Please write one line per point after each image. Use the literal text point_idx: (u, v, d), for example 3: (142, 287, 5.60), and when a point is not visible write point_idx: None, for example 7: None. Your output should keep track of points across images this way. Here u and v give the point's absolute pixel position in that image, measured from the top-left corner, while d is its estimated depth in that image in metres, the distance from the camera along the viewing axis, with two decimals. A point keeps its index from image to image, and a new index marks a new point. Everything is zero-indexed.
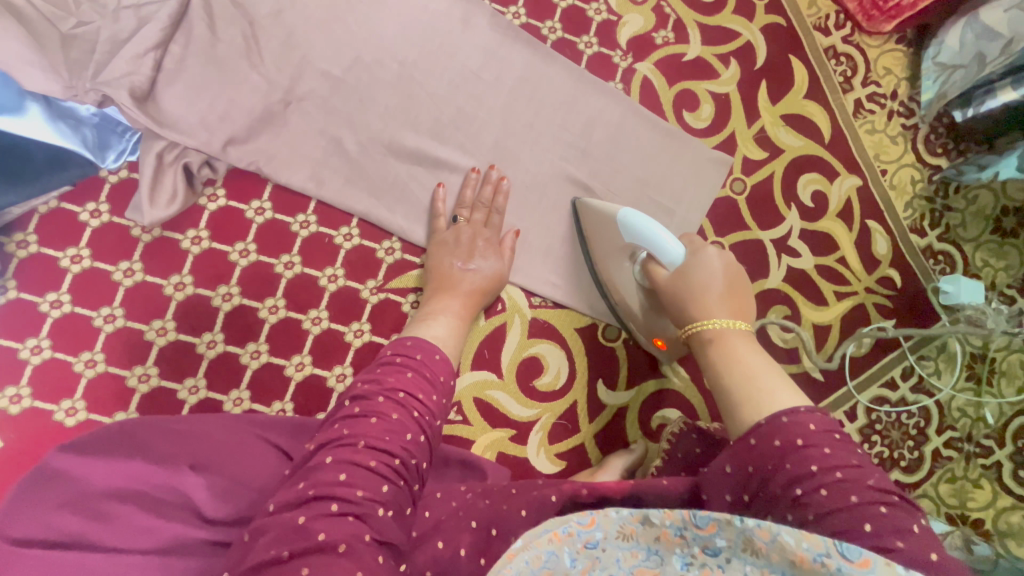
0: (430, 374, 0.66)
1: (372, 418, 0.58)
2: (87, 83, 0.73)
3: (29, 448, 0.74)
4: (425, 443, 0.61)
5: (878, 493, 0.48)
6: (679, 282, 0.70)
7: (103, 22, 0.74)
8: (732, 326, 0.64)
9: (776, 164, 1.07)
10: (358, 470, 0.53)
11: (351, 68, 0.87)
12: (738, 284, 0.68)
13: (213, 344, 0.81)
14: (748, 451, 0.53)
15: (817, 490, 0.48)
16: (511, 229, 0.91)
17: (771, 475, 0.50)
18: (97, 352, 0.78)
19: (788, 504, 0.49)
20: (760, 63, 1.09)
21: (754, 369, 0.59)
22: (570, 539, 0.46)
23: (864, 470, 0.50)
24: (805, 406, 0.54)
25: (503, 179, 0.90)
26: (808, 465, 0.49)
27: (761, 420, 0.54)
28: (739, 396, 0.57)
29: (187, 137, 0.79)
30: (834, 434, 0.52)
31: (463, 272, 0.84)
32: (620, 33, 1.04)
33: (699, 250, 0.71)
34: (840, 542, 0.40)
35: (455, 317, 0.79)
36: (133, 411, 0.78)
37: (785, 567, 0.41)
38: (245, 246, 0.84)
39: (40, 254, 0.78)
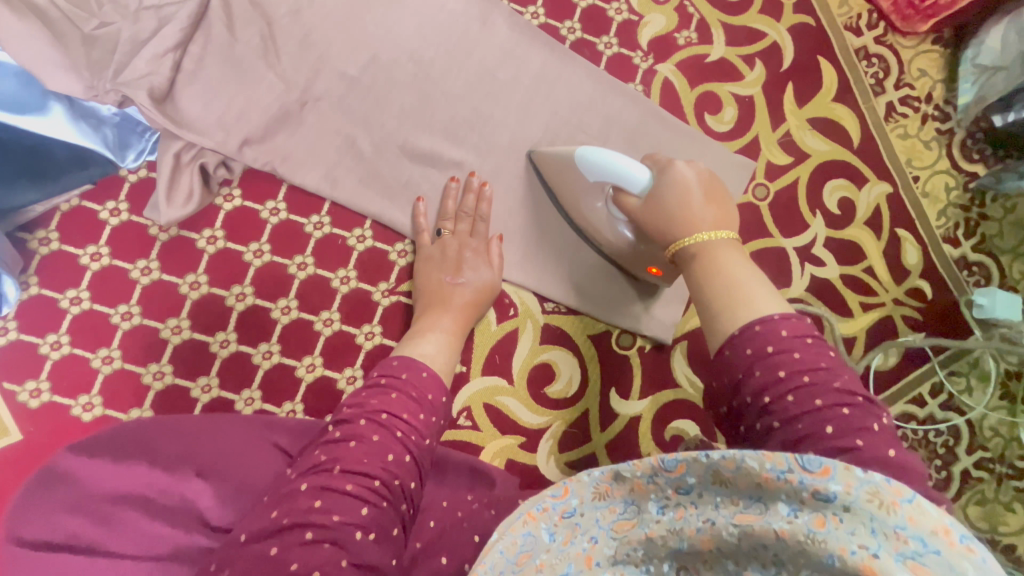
0: (417, 393, 0.67)
1: (351, 443, 0.59)
2: (108, 84, 0.74)
3: (49, 440, 0.76)
4: (411, 463, 0.61)
5: (842, 394, 0.51)
6: (656, 207, 0.69)
7: (125, 22, 0.75)
8: (718, 237, 0.63)
9: (801, 169, 1.04)
10: (334, 496, 0.55)
11: (367, 68, 0.87)
12: (714, 191, 0.69)
13: (226, 344, 0.82)
14: (723, 362, 0.56)
15: (783, 397, 0.51)
16: (495, 235, 0.88)
17: (742, 383, 0.54)
18: (114, 348, 0.79)
19: (758, 411, 0.53)
20: (787, 65, 1.05)
21: (733, 278, 0.59)
22: (546, 514, 0.48)
23: (831, 372, 0.52)
24: (781, 312, 0.55)
25: (485, 186, 0.88)
26: (776, 372, 0.52)
27: (736, 329, 0.55)
28: (716, 306, 0.58)
29: (204, 137, 0.79)
30: (806, 339, 0.54)
31: (453, 286, 0.83)
32: (642, 33, 1.01)
33: (667, 167, 0.71)
34: (800, 455, 0.42)
35: (446, 333, 0.79)
36: (147, 408, 0.79)
37: (753, 490, 0.44)
38: (259, 246, 0.84)
39: (62, 251, 0.79)
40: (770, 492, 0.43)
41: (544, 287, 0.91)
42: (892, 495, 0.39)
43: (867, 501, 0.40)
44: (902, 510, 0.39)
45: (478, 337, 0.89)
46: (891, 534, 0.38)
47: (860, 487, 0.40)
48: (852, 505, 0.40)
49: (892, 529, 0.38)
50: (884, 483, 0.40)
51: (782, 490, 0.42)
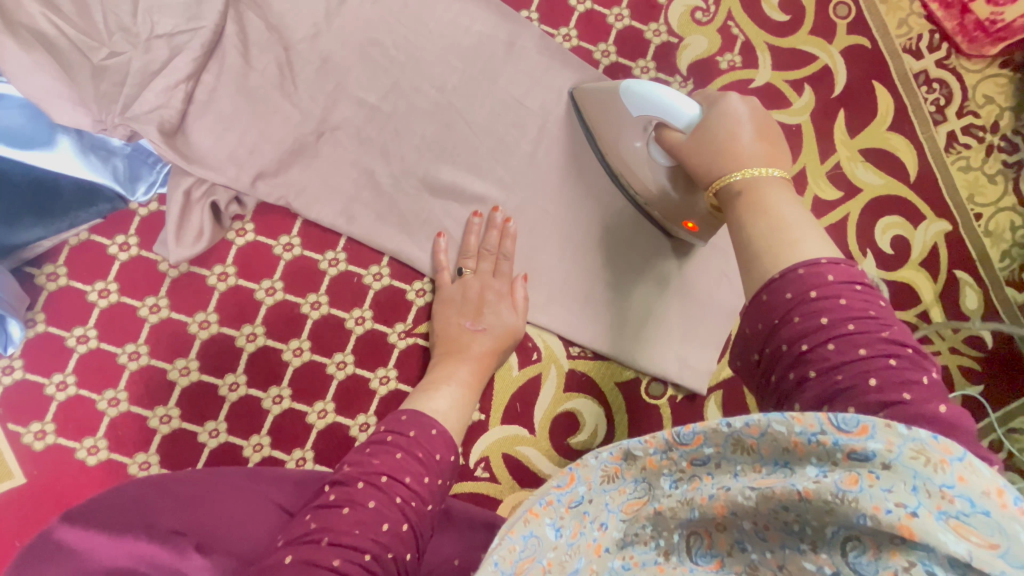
0: (424, 453, 0.61)
1: (344, 509, 0.54)
2: (116, 118, 0.70)
3: (52, 484, 0.74)
4: (408, 533, 0.56)
5: (890, 344, 0.43)
6: (699, 139, 0.61)
7: (135, 52, 0.70)
8: (768, 175, 0.54)
9: (852, 205, 0.96)
10: (321, 573, 0.49)
11: (388, 96, 0.82)
12: (768, 128, 0.59)
13: (235, 387, 0.78)
14: (757, 308, 0.47)
15: (823, 345, 0.43)
16: (519, 275, 0.83)
17: (778, 329, 0.46)
18: (121, 390, 0.76)
19: (792, 361, 0.45)
20: (838, 90, 0.97)
21: (780, 218, 0.50)
22: (551, 508, 0.44)
23: (881, 322, 0.44)
24: (829, 258, 0.46)
25: (509, 222, 0.82)
26: (818, 317, 0.44)
27: (775, 273, 0.47)
28: (757, 247, 0.49)
29: (215, 173, 0.75)
30: (855, 286, 0.45)
31: (472, 334, 0.79)
32: (681, 56, 0.94)
33: (720, 100, 0.63)
34: (833, 414, 0.35)
35: (463, 386, 0.74)
36: (153, 453, 0.76)
37: (778, 454, 0.38)
38: (271, 283, 0.80)
39: (69, 287, 0.76)
40: (799, 455, 0.37)
41: (568, 330, 0.85)
42: (940, 453, 0.32)
43: (910, 460, 0.33)
44: (952, 469, 0.32)
45: (498, 382, 0.84)
46: (934, 493, 0.32)
47: (903, 445, 0.33)
48: (893, 462, 0.33)
49: (938, 487, 0.32)
50: (932, 439, 0.33)
51: (813, 452, 0.36)
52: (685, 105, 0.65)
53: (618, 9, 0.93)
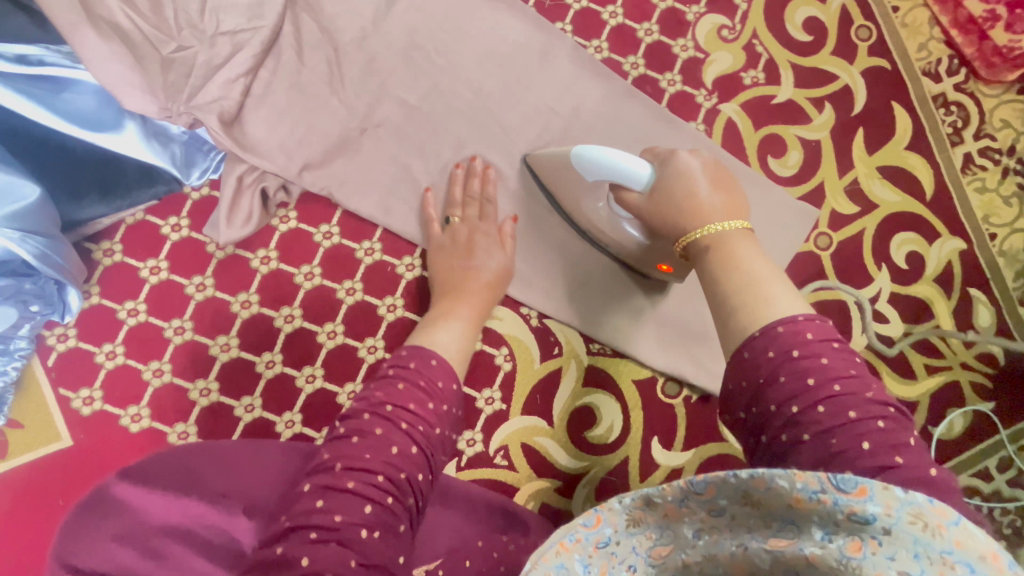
0: (427, 382, 0.65)
1: (354, 438, 0.58)
2: (181, 106, 0.75)
3: (98, 447, 0.78)
4: (419, 455, 0.60)
5: (875, 406, 0.48)
6: (664, 200, 0.66)
7: (200, 47, 0.76)
8: (731, 228, 0.60)
9: (868, 220, 0.99)
10: (337, 494, 0.54)
11: (427, 97, 0.87)
12: (723, 178, 0.66)
13: (271, 365, 0.82)
14: (741, 364, 0.52)
15: (814, 407, 0.48)
16: (507, 217, 0.86)
17: (765, 389, 0.50)
18: (165, 362, 0.80)
19: (784, 422, 0.49)
20: (858, 109, 1.01)
21: (755, 274, 0.55)
22: (580, 545, 0.40)
23: (862, 381, 0.49)
24: (804, 314, 0.52)
25: (489, 169, 0.86)
26: (804, 378, 0.49)
27: (756, 331, 0.52)
28: (736, 305, 0.54)
29: (267, 161, 0.80)
30: (832, 343, 0.51)
31: (465, 271, 0.81)
32: (706, 71, 0.98)
33: (670, 157, 0.69)
34: (833, 474, 0.38)
35: (466, 321, 0.77)
36: (192, 424, 0.80)
37: (784, 511, 0.39)
38: (310, 268, 0.84)
39: (123, 263, 0.81)
40: (802, 514, 0.38)
41: (589, 326, 0.88)
42: (938, 517, 0.35)
43: (909, 524, 0.35)
44: (949, 533, 0.34)
45: (520, 374, 0.88)
46: (935, 559, 0.34)
47: (901, 509, 0.36)
48: (893, 527, 0.36)
49: (938, 553, 0.34)
50: (928, 504, 0.35)
51: (814, 511, 0.38)
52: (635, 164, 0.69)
53: (648, 24, 0.97)
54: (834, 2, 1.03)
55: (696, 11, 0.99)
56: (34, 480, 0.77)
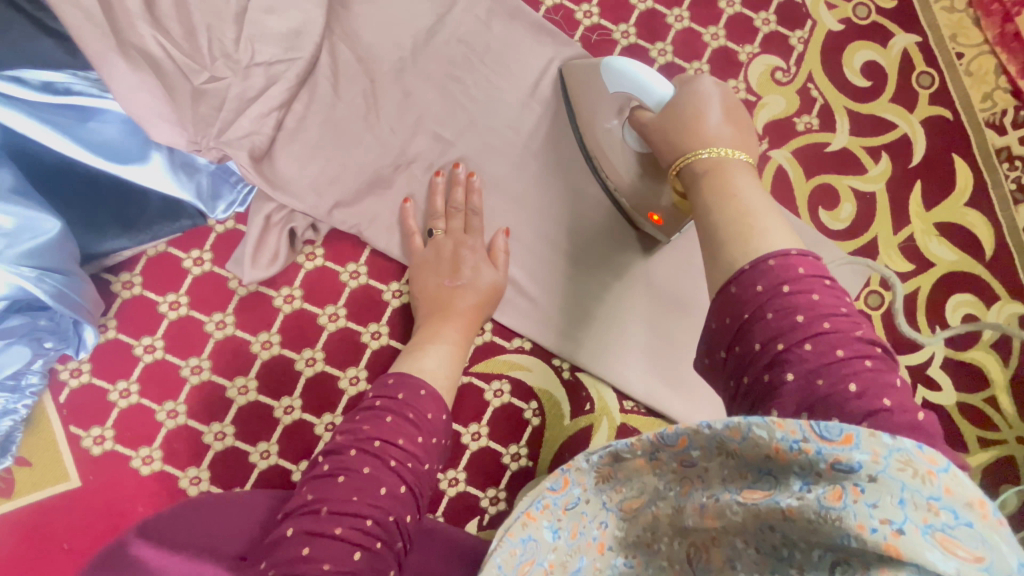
0: (415, 414, 0.63)
1: (339, 478, 0.57)
2: (212, 141, 0.71)
3: (107, 489, 0.75)
4: (407, 495, 0.59)
5: (865, 346, 0.42)
6: (669, 117, 0.61)
7: (234, 79, 0.72)
8: (733, 156, 0.54)
9: (922, 279, 0.93)
10: (323, 541, 0.52)
11: (465, 133, 0.83)
12: (736, 111, 0.60)
13: (290, 410, 0.78)
14: (727, 301, 0.46)
15: (800, 344, 0.42)
16: (499, 230, 0.82)
17: (750, 325, 0.45)
18: (180, 403, 0.77)
19: (766, 362, 0.43)
20: (916, 161, 0.95)
21: (749, 204, 0.50)
22: (548, 512, 0.47)
23: (853, 321, 0.44)
24: (798, 249, 0.46)
25: (472, 176, 0.81)
26: (792, 313, 0.43)
27: (745, 264, 0.46)
28: (724, 236, 0.49)
29: (297, 200, 0.76)
30: (824, 280, 0.45)
31: (453, 290, 0.77)
32: (757, 115, 0.93)
33: (692, 79, 0.63)
34: (815, 422, 0.35)
35: (452, 343, 0.74)
36: (205, 468, 0.76)
37: (762, 461, 0.38)
38: (335, 309, 0.80)
39: (142, 296, 0.78)
40: (781, 464, 0.37)
41: (623, 382, 0.83)
42: (928, 464, 0.32)
43: (897, 472, 0.33)
44: (939, 480, 0.32)
45: (549, 429, 0.83)
46: (921, 505, 0.32)
47: (889, 456, 0.33)
48: (879, 474, 0.33)
49: (925, 500, 0.32)
50: (917, 450, 0.33)
51: (795, 461, 0.36)
52: (660, 84, 0.66)
53: (698, 63, 0.93)
54: (895, 45, 0.97)
55: (749, 51, 0.94)
56: (39, 522, 0.73)
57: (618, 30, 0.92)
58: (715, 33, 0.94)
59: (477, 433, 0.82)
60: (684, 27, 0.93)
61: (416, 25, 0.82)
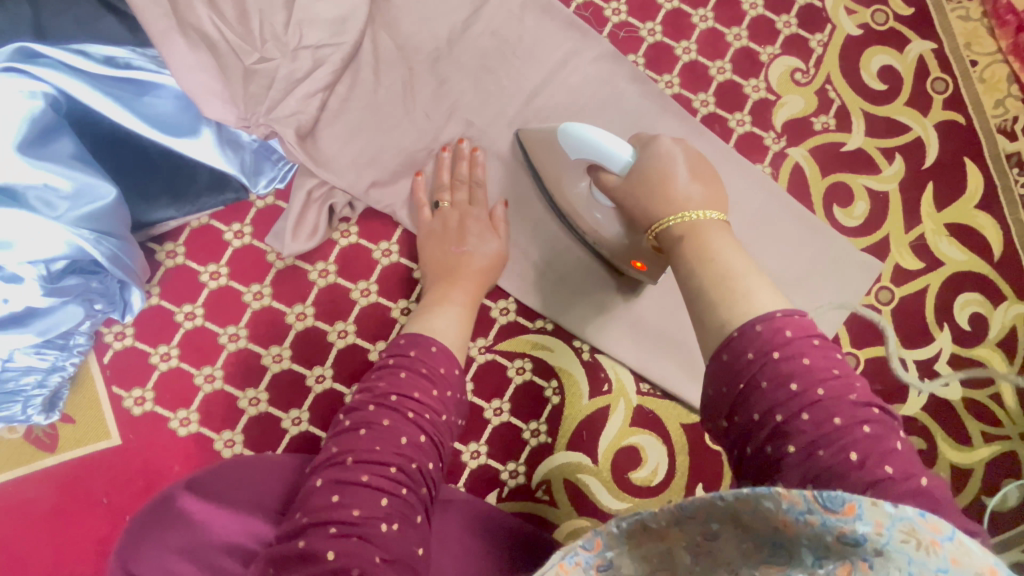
0: (428, 369, 0.66)
1: (361, 431, 0.60)
2: (261, 118, 0.75)
3: (146, 447, 0.78)
4: (427, 444, 0.61)
5: (860, 409, 0.45)
6: (637, 180, 0.65)
7: (283, 60, 0.76)
8: (707, 218, 0.59)
9: (932, 277, 0.96)
10: (354, 488, 0.55)
11: (496, 121, 0.86)
12: (701, 166, 0.65)
13: (321, 379, 0.81)
14: (721, 369, 0.50)
15: (798, 415, 0.45)
16: (499, 202, 0.85)
17: (747, 394, 0.48)
18: (217, 368, 0.80)
19: (769, 433, 0.46)
20: (928, 163, 0.98)
21: (731, 268, 0.54)
22: (580, 570, 0.40)
23: (846, 382, 0.47)
24: (783, 309, 0.50)
25: (476, 151, 0.84)
26: (786, 383, 0.46)
27: (733, 329, 0.50)
28: (712, 300, 0.53)
29: (338, 177, 0.80)
30: (812, 340, 0.48)
31: (460, 257, 0.80)
32: (777, 113, 0.97)
33: (650, 141, 0.67)
34: (819, 491, 0.36)
35: (460, 307, 0.76)
36: (239, 432, 0.79)
37: (773, 535, 0.38)
38: (367, 285, 0.84)
39: (185, 266, 0.81)
40: (792, 537, 0.37)
41: (640, 365, 0.86)
42: (930, 533, 0.33)
43: (901, 543, 0.33)
44: (943, 550, 0.32)
45: (568, 408, 0.86)
46: None
47: (892, 526, 0.34)
48: (885, 547, 0.33)
49: (933, 572, 0.32)
50: (920, 518, 0.33)
51: (803, 533, 0.36)
52: (616, 144, 0.67)
53: (721, 62, 0.96)
54: (911, 51, 1.00)
55: (770, 52, 0.98)
56: (82, 476, 0.77)
57: (644, 28, 0.95)
58: (737, 34, 0.97)
59: (499, 408, 0.85)
60: (708, 27, 0.97)
61: (453, 16, 0.86)
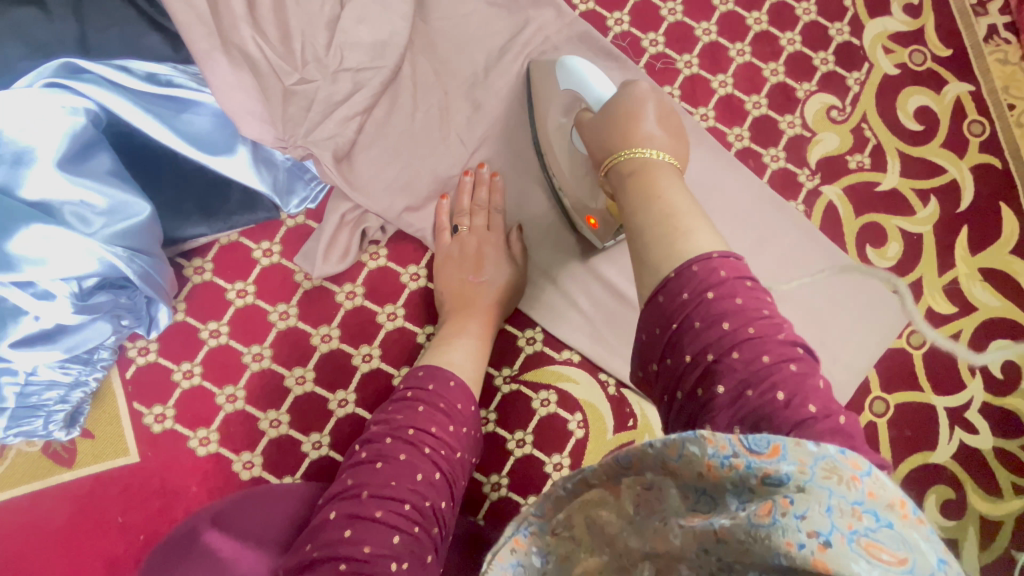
0: (446, 405, 0.65)
1: (377, 465, 0.58)
2: (299, 140, 0.75)
3: (163, 467, 0.77)
4: (441, 482, 0.60)
5: (786, 348, 0.43)
6: (608, 120, 0.61)
7: (323, 82, 0.75)
8: (660, 158, 0.55)
9: (965, 322, 0.94)
10: (364, 524, 0.53)
11: (529, 148, 0.85)
12: (672, 113, 0.60)
13: (343, 404, 0.80)
14: (656, 311, 0.47)
15: (727, 352, 0.43)
16: (514, 225, 0.85)
17: (679, 334, 0.45)
18: (239, 388, 0.79)
19: (699, 373, 0.44)
20: (964, 206, 0.97)
21: (673, 204, 0.50)
22: (535, 537, 0.42)
23: (776, 323, 0.44)
24: (720, 251, 0.46)
25: (496, 176, 0.83)
26: (718, 322, 0.44)
27: (670, 271, 0.46)
28: (650, 239, 0.49)
29: (372, 202, 0.79)
30: (745, 282, 0.46)
31: (476, 285, 0.79)
32: (811, 150, 0.96)
33: (630, 82, 0.63)
34: (744, 435, 0.34)
35: (477, 338, 0.75)
36: (258, 453, 0.78)
37: (698, 482, 0.36)
38: (394, 308, 0.83)
39: (212, 282, 0.81)
40: (716, 484, 0.35)
41: None
42: (850, 470, 0.32)
43: (823, 479, 0.32)
44: (862, 485, 0.31)
45: (591, 443, 0.83)
46: (846, 510, 0.31)
47: (814, 464, 0.32)
48: (807, 483, 0.32)
49: (849, 505, 0.31)
50: (839, 455, 0.32)
51: (727, 478, 0.34)
52: (602, 84, 0.70)
53: (756, 96, 0.96)
54: (948, 92, 0.99)
55: (807, 88, 0.97)
56: (97, 493, 0.76)
57: (681, 60, 0.96)
58: (774, 69, 0.97)
59: (522, 440, 0.83)
60: (745, 61, 0.97)
61: (491, 41, 0.85)
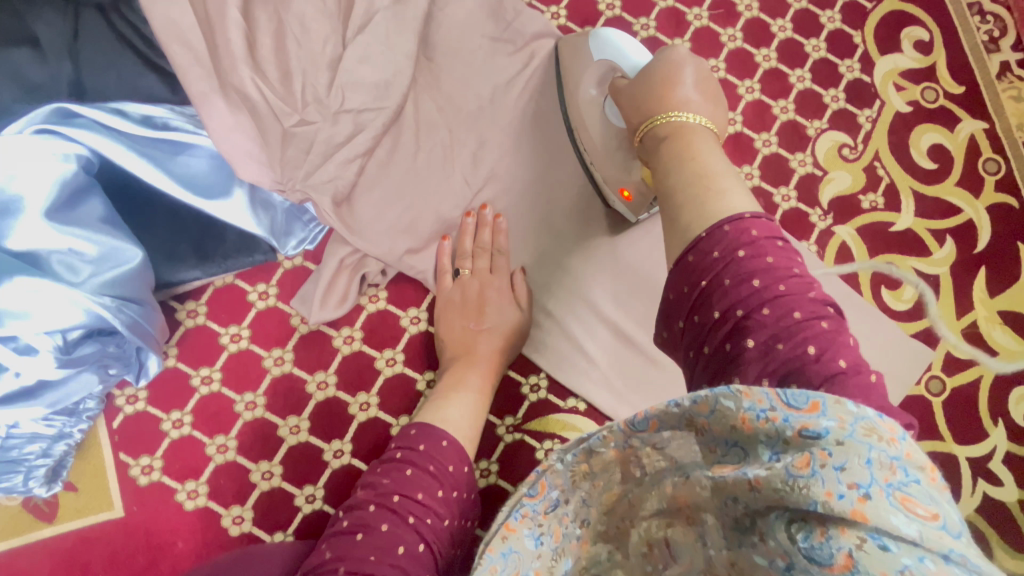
0: (436, 467, 0.61)
1: (358, 535, 0.55)
2: (297, 184, 0.73)
3: (148, 522, 0.73)
4: (426, 554, 0.55)
5: (818, 306, 0.41)
6: (641, 85, 0.60)
7: (323, 124, 0.73)
8: (695, 121, 0.52)
9: (985, 367, 0.91)
10: None
11: (534, 185, 0.83)
12: (710, 81, 0.57)
13: (339, 454, 0.76)
14: (684, 270, 0.44)
15: (759, 309, 0.41)
16: (517, 269, 0.82)
17: (708, 293, 0.43)
18: (231, 438, 0.76)
19: (728, 331, 0.42)
20: (981, 247, 0.94)
21: (706, 164, 0.48)
22: (528, 520, 0.39)
23: (806, 282, 0.42)
24: (753, 212, 0.44)
25: (499, 218, 0.80)
26: (749, 279, 0.41)
27: (702, 230, 0.44)
28: (682, 200, 0.47)
29: (371, 246, 0.77)
30: (777, 241, 0.44)
31: (475, 334, 0.76)
32: (823, 189, 0.93)
33: (665, 48, 0.61)
34: (782, 389, 0.33)
35: (476, 392, 0.72)
36: (249, 508, 0.74)
37: (728, 435, 0.35)
38: (393, 353, 0.80)
39: (205, 326, 0.78)
40: (748, 436, 0.34)
41: None
42: (889, 432, 0.31)
43: (864, 436, 0.31)
44: (901, 446, 0.31)
45: None
46: (885, 465, 0.30)
47: (855, 423, 0.31)
48: (846, 439, 0.31)
49: (888, 459, 0.30)
50: (879, 418, 0.32)
51: (761, 431, 0.33)
52: (638, 54, 0.70)
53: (766, 134, 0.94)
54: (962, 130, 0.97)
55: (818, 125, 0.95)
56: (79, 551, 0.72)
57: None
58: (784, 106, 0.95)
59: None
60: (755, 98, 0.95)
61: (496, 77, 0.83)
